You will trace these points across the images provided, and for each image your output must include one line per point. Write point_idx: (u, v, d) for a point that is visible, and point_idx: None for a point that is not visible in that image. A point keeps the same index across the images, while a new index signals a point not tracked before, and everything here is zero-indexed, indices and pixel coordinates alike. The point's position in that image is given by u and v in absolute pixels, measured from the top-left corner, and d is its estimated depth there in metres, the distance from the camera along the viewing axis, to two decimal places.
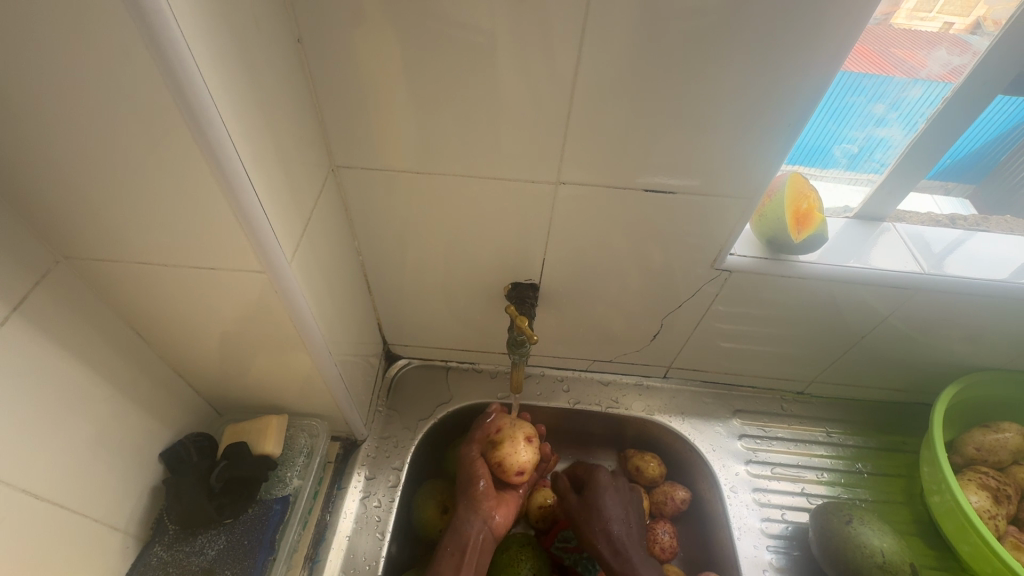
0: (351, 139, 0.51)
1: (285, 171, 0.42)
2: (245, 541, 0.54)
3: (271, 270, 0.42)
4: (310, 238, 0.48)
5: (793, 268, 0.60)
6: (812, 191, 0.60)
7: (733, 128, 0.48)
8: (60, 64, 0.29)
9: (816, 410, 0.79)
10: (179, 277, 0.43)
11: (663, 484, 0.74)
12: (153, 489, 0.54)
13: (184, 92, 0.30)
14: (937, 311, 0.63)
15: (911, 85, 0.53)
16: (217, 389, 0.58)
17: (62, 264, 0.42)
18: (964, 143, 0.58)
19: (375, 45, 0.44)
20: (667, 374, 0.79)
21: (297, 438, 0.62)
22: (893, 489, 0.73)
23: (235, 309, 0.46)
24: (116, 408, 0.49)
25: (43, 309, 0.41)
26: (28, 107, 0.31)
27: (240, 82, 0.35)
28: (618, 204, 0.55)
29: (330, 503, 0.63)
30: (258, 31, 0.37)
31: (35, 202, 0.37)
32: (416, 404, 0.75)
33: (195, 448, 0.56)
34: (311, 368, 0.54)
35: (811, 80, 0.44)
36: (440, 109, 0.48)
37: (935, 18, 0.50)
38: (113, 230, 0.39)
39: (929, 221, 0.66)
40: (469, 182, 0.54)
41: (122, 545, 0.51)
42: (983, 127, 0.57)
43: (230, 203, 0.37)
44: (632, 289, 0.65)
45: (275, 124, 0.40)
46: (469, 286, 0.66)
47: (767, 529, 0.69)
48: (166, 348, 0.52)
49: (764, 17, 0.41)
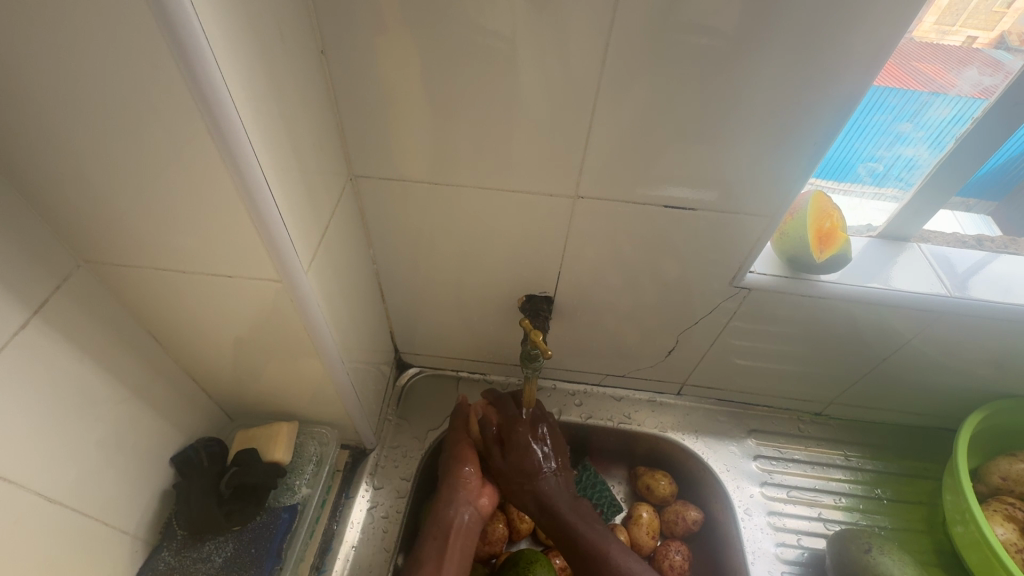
0: (371, 148, 0.51)
1: (305, 180, 0.42)
2: (252, 549, 0.54)
3: (287, 279, 0.42)
4: (326, 247, 0.48)
5: (814, 287, 0.59)
6: (835, 209, 0.59)
7: (756, 145, 0.47)
8: (92, 75, 0.30)
9: (834, 432, 0.77)
10: (198, 284, 0.43)
11: (674, 504, 0.72)
12: (163, 493, 0.54)
13: (209, 100, 0.31)
14: (964, 335, 0.61)
15: (940, 104, 0.52)
16: (230, 395, 0.58)
17: (83, 268, 0.42)
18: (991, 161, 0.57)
19: (397, 56, 0.44)
20: (681, 391, 0.77)
21: (307, 445, 0.62)
22: (913, 516, 0.71)
23: (252, 316, 0.47)
24: (131, 412, 0.49)
25: (63, 312, 0.41)
26: (59, 116, 0.32)
27: (264, 92, 0.35)
28: (636, 219, 0.55)
29: (338, 511, 0.63)
30: (282, 42, 0.37)
31: (62, 207, 0.37)
32: (426, 414, 0.74)
33: (206, 453, 0.56)
34: (322, 375, 0.54)
35: (840, 96, 0.43)
36: (460, 121, 0.48)
37: (959, 33, 0.48)
38: (133, 235, 0.39)
39: (955, 242, 0.64)
40: (486, 194, 0.54)
41: (131, 549, 0.51)
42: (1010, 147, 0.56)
43: (251, 213, 0.37)
44: (648, 304, 0.64)
45: (296, 134, 0.41)
46: (482, 297, 0.66)
47: (781, 555, 0.67)
48: (181, 353, 0.52)
49: (791, 35, 0.40)
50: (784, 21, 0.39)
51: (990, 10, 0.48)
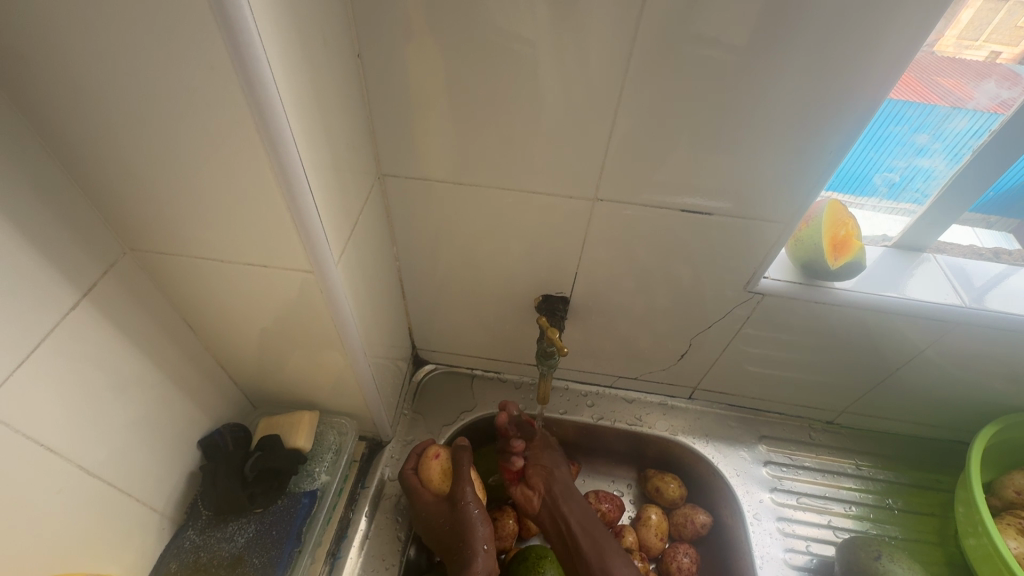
0: (399, 148, 0.53)
1: (339, 177, 0.44)
2: (273, 531, 0.56)
3: (318, 270, 0.44)
4: (355, 242, 0.50)
5: (828, 294, 0.59)
6: (850, 218, 0.60)
7: (772, 153, 0.48)
8: (154, 74, 0.32)
9: (846, 442, 0.77)
10: (233, 273, 0.46)
11: (683, 507, 0.73)
12: (190, 474, 0.56)
13: (259, 101, 0.33)
14: (979, 346, 0.61)
15: (956, 116, 0.52)
16: (256, 383, 0.60)
17: (128, 255, 0.45)
18: (1011, 176, 0.57)
19: (429, 63, 0.46)
20: (693, 395, 0.78)
21: (326, 434, 0.63)
22: (925, 528, 0.70)
23: (282, 306, 0.49)
24: (164, 394, 0.51)
25: (108, 296, 0.43)
26: (118, 108, 0.34)
27: (308, 93, 0.37)
28: (655, 222, 0.56)
29: (354, 501, 0.64)
30: (325, 46, 0.39)
31: (113, 196, 0.40)
32: (441, 409, 0.76)
33: (231, 437, 0.58)
34: (345, 367, 0.56)
35: (857, 106, 0.44)
36: (486, 124, 0.50)
37: (982, 47, 0.48)
38: (176, 224, 0.41)
39: (971, 254, 0.64)
40: (508, 195, 0.56)
41: (159, 527, 0.53)
42: None
43: (289, 206, 0.39)
44: (664, 307, 0.65)
45: (334, 133, 0.43)
46: (500, 297, 0.68)
47: (790, 560, 0.67)
48: (212, 341, 0.54)
49: (813, 47, 0.41)
50: (807, 33, 0.41)
51: (1016, 25, 0.46)
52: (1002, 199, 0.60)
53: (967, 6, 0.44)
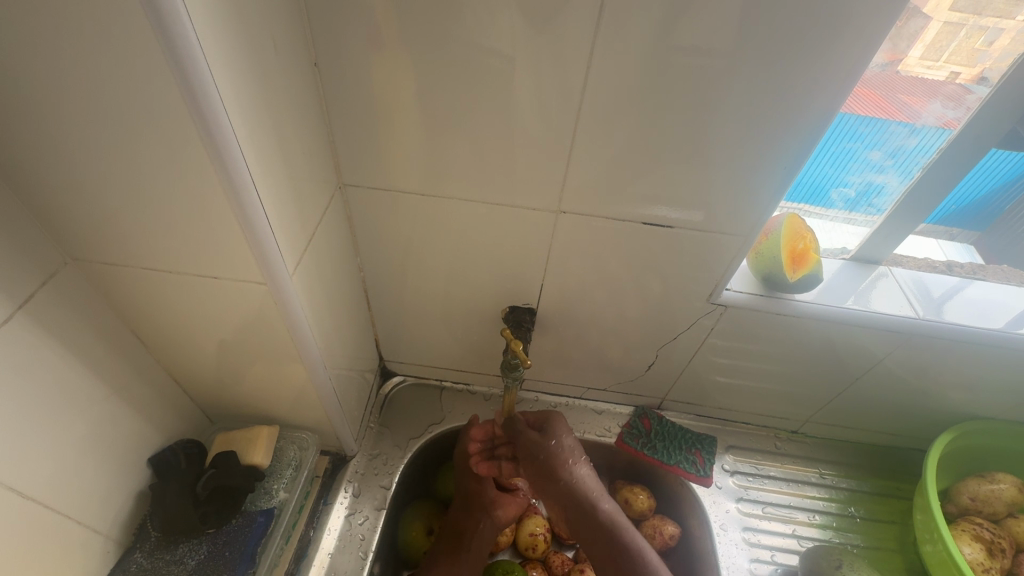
0: (361, 158, 0.52)
1: (294, 186, 0.43)
2: (226, 552, 0.53)
3: (274, 281, 0.43)
4: (313, 253, 0.49)
5: (789, 306, 0.61)
6: (808, 231, 0.61)
7: (728, 166, 0.49)
8: (91, 78, 0.31)
9: (810, 450, 0.78)
10: (182, 284, 0.44)
11: (651, 518, 0.73)
12: (139, 494, 0.54)
13: (203, 107, 0.32)
14: (933, 357, 0.63)
15: (907, 134, 0.54)
16: (211, 396, 0.58)
17: (70, 265, 0.43)
18: (963, 191, 0.60)
19: (386, 72, 0.46)
20: (662, 405, 0.78)
21: (286, 449, 0.61)
22: (885, 535, 0.72)
23: (236, 318, 0.47)
24: (110, 409, 0.49)
25: (47, 307, 0.41)
26: (50, 111, 0.33)
27: (256, 99, 0.37)
28: (618, 234, 0.56)
29: (315, 518, 0.63)
30: (276, 52, 0.39)
31: (52, 204, 0.38)
32: (408, 422, 0.75)
33: (184, 454, 0.56)
34: (305, 380, 0.55)
35: (810, 120, 0.45)
36: (447, 136, 0.50)
37: (942, 67, 0.51)
38: (119, 234, 0.40)
39: (926, 267, 0.66)
40: (471, 206, 0.55)
41: (103, 550, 0.51)
42: (985, 176, 0.58)
43: (239, 216, 0.38)
44: (630, 318, 0.66)
45: (288, 141, 0.42)
46: (467, 308, 0.67)
47: (756, 570, 0.68)
48: (163, 353, 0.52)
49: (764, 63, 0.42)
50: (757, 52, 0.42)
51: (972, 47, 0.49)
52: (960, 211, 0.63)
53: (928, 27, 0.47)
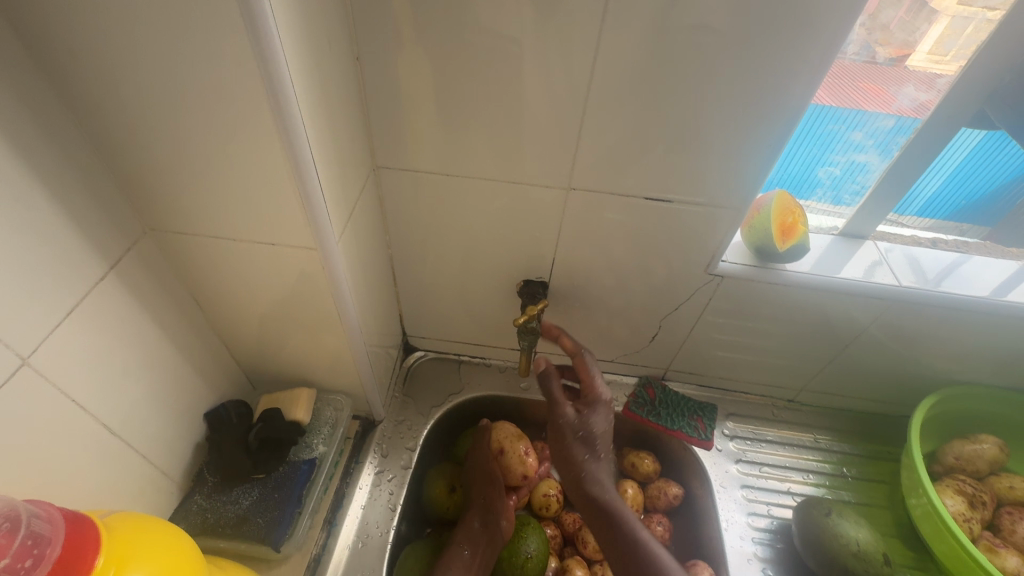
0: (392, 142, 0.58)
1: (339, 165, 0.49)
2: (275, 495, 0.60)
3: (321, 247, 0.49)
4: (351, 227, 0.55)
5: (781, 277, 0.66)
6: (798, 208, 0.66)
7: (721, 145, 0.55)
8: (184, 68, 0.37)
9: (805, 418, 0.83)
10: (241, 252, 0.50)
11: (657, 481, 0.78)
12: (197, 445, 0.60)
13: (275, 93, 0.38)
14: (917, 323, 0.68)
15: (885, 115, 0.60)
16: (257, 361, 0.64)
17: (147, 235, 0.49)
18: (973, 183, 0.66)
19: (419, 65, 0.52)
20: (667, 376, 0.84)
21: (323, 410, 0.67)
22: (875, 493, 0.77)
23: (285, 284, 0.53)
24: (176, 366, 0.55)
25: (130, 270, 0.48)
26: (146, 96, 0.39)
27: (314, 87, 0.43)
28: (623, 211, 0.62)
29: (348, 474, 0.69)
30: (329, 46, 0.45)
31: (139, 179, 0.45)
32: (430, 392, 0.81)
33: (236, 412, 0.62)
34: (343, 345, 0.61)
35: (793, 101, 0.51)
36: (471, 121, 0.55)
37: (949, 62, 0.56)
38: (192, 205, 0.46)
39: (913, 242, 0.71)
40: (490, 186, 0.61)
41: (169, 492, 0.57)
42: (992, 167, 0.64)
43: (297, 188, 0.44)
44: (636, 291, 0.71)
45: (336, 125, 0.48)
46: (486, 284, 0.73)
47: (754, 523, 0.73)
48: (219, 319, 0.59)
49: (751, 51, 0.48)
50: (746, 41, 0.47)
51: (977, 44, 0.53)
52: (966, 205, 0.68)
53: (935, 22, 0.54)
